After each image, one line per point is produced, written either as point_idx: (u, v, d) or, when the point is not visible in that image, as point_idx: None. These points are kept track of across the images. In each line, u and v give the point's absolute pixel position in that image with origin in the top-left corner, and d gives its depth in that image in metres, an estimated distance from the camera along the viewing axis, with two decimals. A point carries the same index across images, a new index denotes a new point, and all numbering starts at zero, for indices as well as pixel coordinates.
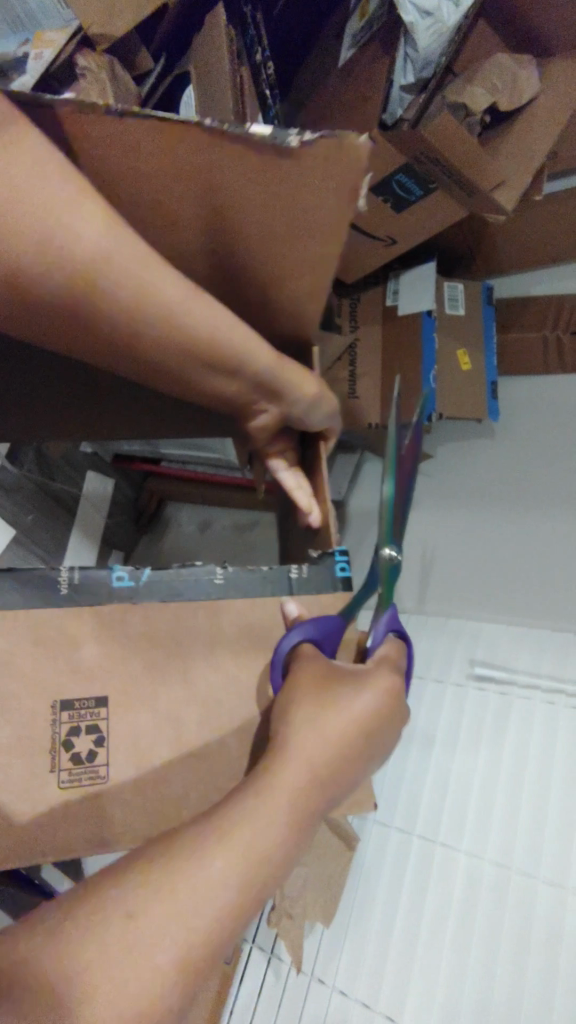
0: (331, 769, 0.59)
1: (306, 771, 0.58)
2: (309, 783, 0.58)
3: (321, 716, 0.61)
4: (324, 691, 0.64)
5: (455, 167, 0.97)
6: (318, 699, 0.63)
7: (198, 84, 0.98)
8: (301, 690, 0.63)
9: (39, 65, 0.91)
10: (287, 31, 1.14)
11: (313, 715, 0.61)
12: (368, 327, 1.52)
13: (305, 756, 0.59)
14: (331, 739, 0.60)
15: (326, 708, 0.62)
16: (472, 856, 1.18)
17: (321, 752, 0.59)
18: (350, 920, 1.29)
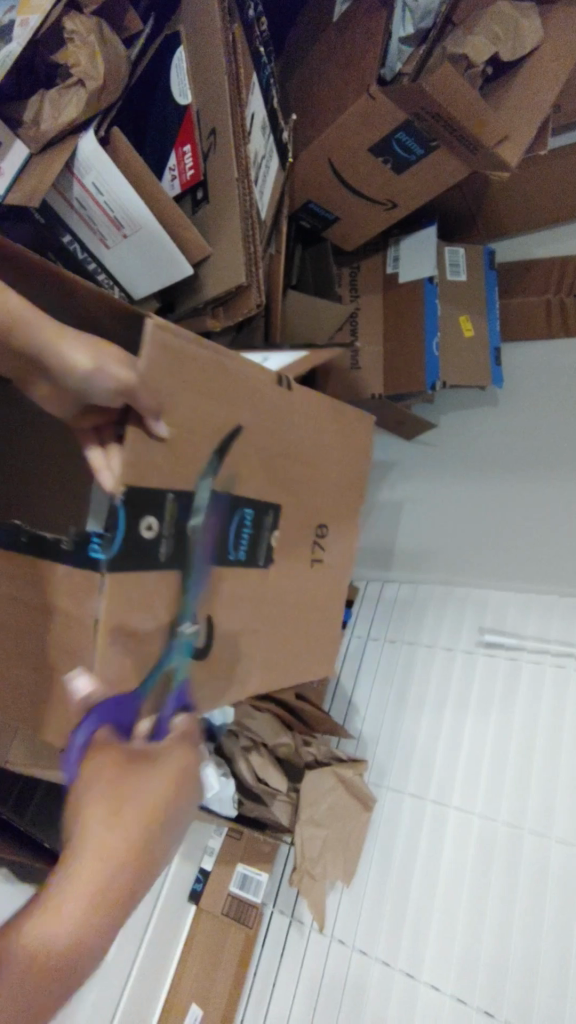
0: (115, 890, 0.51)
1: (88, 896, 0.50)
2: (95, 890, 0.50)
3: (108, 820, 0.53)
4: (115, 803, 0.53)
5: (457, 121, 0.94)
6: (108, 796, 0.54)
7: (191, 45, 0.96)
8: (88, 804, 0.53)
9: (26, 34, 0.86)
10: None
11: (100, 830, 0.52)
12: (370, 295, 1.49)
13: (99, 859, 0.51)
14: (114, 843, 0.52)
15: (120, 818, 0.53)
16: (486, 818, 1.20)
17: (112, 857, 0.51)
18: (369, 884, 1.32)
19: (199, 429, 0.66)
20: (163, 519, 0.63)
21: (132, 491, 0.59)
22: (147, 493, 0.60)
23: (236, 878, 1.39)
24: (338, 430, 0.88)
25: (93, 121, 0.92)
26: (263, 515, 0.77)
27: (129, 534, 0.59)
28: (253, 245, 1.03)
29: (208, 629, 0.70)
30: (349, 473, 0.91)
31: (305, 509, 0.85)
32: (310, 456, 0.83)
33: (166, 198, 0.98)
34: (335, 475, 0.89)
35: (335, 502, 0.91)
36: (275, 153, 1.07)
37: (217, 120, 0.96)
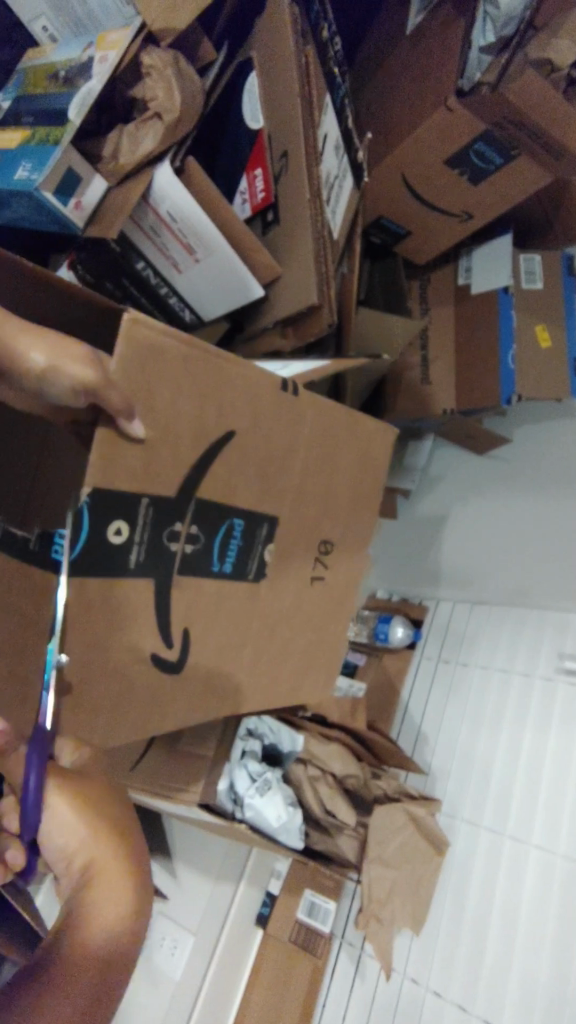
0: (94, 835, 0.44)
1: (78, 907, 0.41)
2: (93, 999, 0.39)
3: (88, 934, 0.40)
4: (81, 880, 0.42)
5: (540, 129, 0.91)
6: (115, 886, 0.42)
7: (264, 72, 0.96)
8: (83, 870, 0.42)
9: (104, 69, 0.88)
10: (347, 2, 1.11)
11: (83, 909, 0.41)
12: (441, 308, 1.45)
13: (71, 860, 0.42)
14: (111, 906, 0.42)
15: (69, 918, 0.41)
16: (570, 859, 1.12)
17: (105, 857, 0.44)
18: (442, 921, 1.26)
19: (191, 426, 0.67)
20: (135, 525, 0.64)
21: (98, 491, 0.60)
22: (117, 498, 0.62)
23: (303, 904, 1.38)
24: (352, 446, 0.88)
25: (169, 153, 0.94)
26: (257, 527, 0.77)
27: (93, 535, 0.61)
28: (324, 264, 1.01)
29: (184, 638, 0.71)
30: (367, 492, 0.92)
31: (314, 523, 0.85)
32: (323, 471, 0.84)
33: (238, 222, 0.98)
34: (344, 492, 0.88)
35: (348, 517, 0.90)
36: (350, 173, 1.05)
37: (289, 143, 0.95)
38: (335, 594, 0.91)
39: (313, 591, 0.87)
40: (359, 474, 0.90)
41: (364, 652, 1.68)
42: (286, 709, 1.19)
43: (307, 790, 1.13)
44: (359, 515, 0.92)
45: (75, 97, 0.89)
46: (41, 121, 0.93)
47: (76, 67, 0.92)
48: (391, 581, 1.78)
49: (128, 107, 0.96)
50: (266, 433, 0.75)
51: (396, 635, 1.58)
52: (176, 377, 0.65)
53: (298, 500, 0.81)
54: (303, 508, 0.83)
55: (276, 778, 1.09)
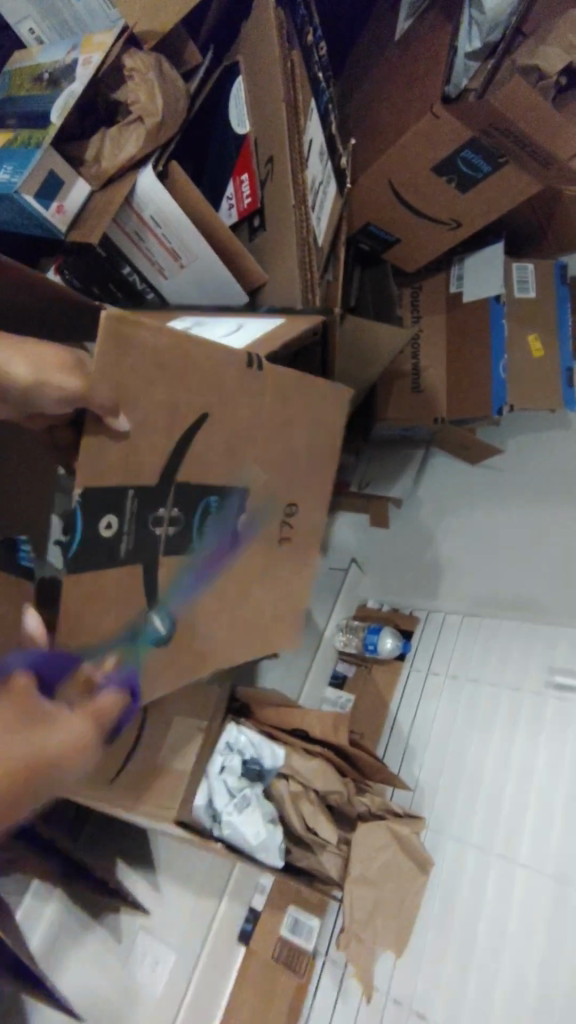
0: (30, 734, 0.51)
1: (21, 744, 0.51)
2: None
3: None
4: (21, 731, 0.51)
5: (527, 136, 0.90)
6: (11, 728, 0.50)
7: (248, 77, 0.94)
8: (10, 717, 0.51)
9: (86, 71, 0.87)
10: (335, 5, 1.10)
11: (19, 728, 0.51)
12: (432, 315, 1.44)
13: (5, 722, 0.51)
14: (17, 772, 0.47)
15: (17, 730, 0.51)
16: (558, 880, 1.09)
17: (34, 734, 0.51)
18: (427, 940, 1.24)
19: (158, 435, 0.65)
20: (124, 517, 0.63)
21: (88, 491, 0.59)
22: (108, 491, 0.61)
23: (287, 920, 1.36)
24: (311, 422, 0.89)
25: (152, 157, 0.92)
26: (228, 500, 0.78)
27: (88, 536, 0.60)
28: (310, 270, 0.99)
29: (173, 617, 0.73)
30: (323, 470, 0.94)
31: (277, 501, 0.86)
32: (285, 444, 0.85)
33: (223, 227, 0.96)
34: (304, 469, 0.90)
35: (306, 496, 0.91)
36: (333, 180, 1.04)
37: (274, 148, 0.94)
38: (292, 579, 0.92)
39: (279, 574, 0.88)
40: (317, 454, 0.91)
41: (352, 663, 1.66)
42: (268, 722, 1.17)
43: (288, 806, 1.11)
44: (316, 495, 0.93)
45: (57, 100, 0.88)
46: (23, 123, 0.91)
47: (59, 69, 0.91)
48: (380, 590, 1.75)
49: (111, 110, 0.94)
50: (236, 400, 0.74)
51: (384, 647, 1.56)
52: (146, 384, 0.63)
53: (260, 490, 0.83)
54: (266, 484, 0.83)
55: (255, 795, 1.08)
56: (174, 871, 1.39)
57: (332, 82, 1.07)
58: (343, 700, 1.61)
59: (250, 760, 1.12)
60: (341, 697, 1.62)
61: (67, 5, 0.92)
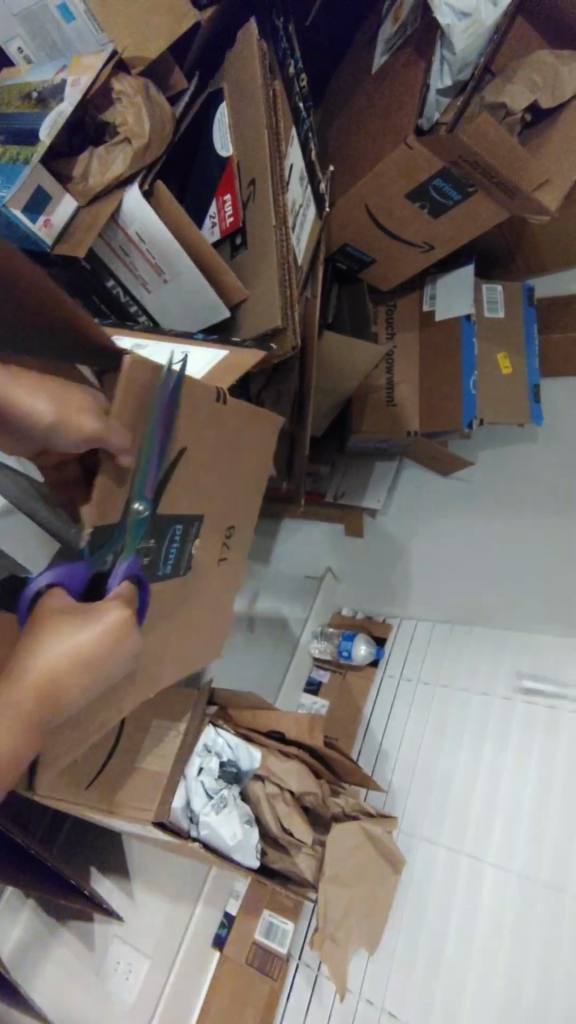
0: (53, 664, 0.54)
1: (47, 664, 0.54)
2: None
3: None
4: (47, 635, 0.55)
5: (494, 170, 0.96)
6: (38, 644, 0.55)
7: (232, 104, 0.99)
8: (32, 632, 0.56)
9: (76, 91, 0.90)
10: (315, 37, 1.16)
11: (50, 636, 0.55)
12: (405, 332, 1.49)
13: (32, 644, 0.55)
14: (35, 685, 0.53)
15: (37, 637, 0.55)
16: (525, 876, 1.14)
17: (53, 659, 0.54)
18: (399, 940, 1.27)
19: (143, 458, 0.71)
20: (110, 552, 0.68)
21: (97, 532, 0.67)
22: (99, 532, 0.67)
23: (261, 926, 1.37)
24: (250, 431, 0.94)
25: (138, 176, 0.95)
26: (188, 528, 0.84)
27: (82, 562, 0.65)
28: (289, 288, 1.04)
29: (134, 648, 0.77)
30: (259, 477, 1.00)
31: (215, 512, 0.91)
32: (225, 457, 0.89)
33: (206, 244, 0.99)
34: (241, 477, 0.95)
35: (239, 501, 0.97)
36: (312, 202, 1.09)
37: (256, 172, 0.98)
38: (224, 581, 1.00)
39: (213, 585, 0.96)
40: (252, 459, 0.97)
41: (328, 669, 1.69)
42: (245, 727, 1.19)
43: (264, 809, 1.13)
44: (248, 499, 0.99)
45: (46, 117, 0.90)
46: (13, 139, 0.94)
47: (49, 88, 0.94)
48: (354, 598, 1.78)
49: (98, 128, 0.97)
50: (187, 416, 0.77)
51: (358, 653, 1.59)
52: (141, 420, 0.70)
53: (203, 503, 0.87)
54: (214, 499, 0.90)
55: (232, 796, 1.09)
56: (147, 877, 1.40)
57: (311, 109, 1.11)
58: (318, 704, 1.65)
59: (227, 762, 1.13)
60: (316, 702, 1.65)
61: (58, 27, 0.95)
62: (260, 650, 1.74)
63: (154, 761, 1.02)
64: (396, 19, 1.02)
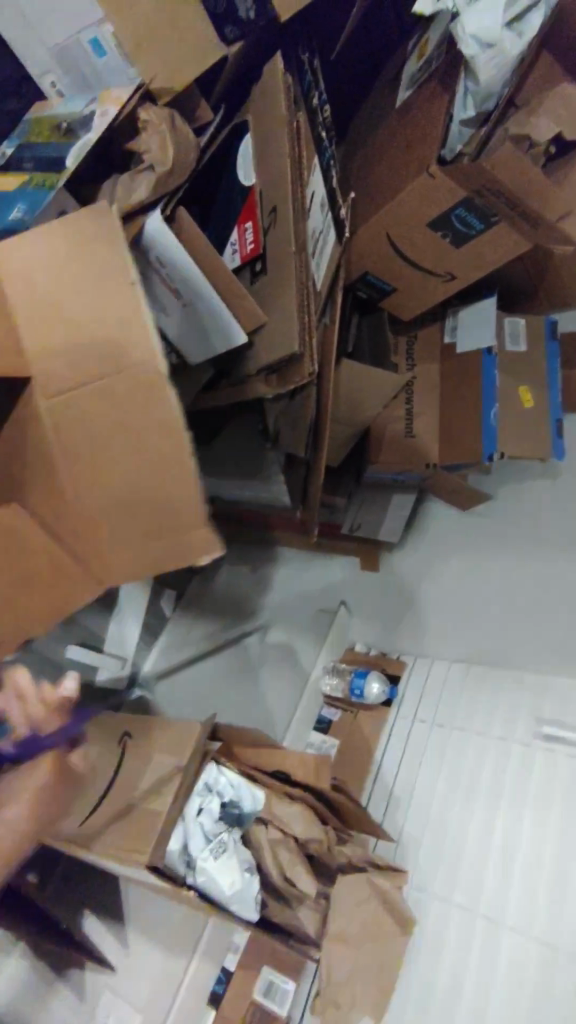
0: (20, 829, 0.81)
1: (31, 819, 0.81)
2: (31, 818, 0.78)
3: None
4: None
5: (519, 199, 0.95)
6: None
7: (256, 135, 1.00)
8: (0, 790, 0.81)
9: (103, 122, 0.92)
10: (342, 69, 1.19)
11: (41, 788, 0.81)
12: (425, 364, 1.47)
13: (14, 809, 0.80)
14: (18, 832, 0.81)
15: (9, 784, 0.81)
16: (545, 944, 1.05)
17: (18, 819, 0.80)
18: (408, 1007, 1.17)
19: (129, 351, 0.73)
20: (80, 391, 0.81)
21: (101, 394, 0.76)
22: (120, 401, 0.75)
23: (260, 984, 1.25)
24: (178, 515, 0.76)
25: (161, 201, 0.96)
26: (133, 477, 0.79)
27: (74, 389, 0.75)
28: (308, 314, 1.03)
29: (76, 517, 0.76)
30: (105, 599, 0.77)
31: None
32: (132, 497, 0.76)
33: (224, 271, 1.00)
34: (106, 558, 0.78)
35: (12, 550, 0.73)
36: (333, 228, 1.09)
37: (278, 199, 0.98)
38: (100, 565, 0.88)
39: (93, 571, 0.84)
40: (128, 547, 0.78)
41: (339, 708, 1.61)
42: (249, 764, 1.12)
43: (266, 855, 1.06)
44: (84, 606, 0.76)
45: (72, 147, 0.92)
46: (38, 166, 0.95)
47: (77, 120, 0.96)
48: (370, 633, 1.73)
49: (124, 156, 0.98)
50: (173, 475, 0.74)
51: (371, 691, 1.53)
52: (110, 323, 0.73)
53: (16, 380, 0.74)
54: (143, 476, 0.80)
55: (233, 841, 1.03)
56: (143, 928, 1.31)
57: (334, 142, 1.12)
58: (327, 745, 1.56)
59: (229, 803, 1.05)
60: (326, 742, 1.57)
61: (88, 62, 0.97)
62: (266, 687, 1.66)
63: (151, 799, 0.96)
64: (420, 56, 1.03)
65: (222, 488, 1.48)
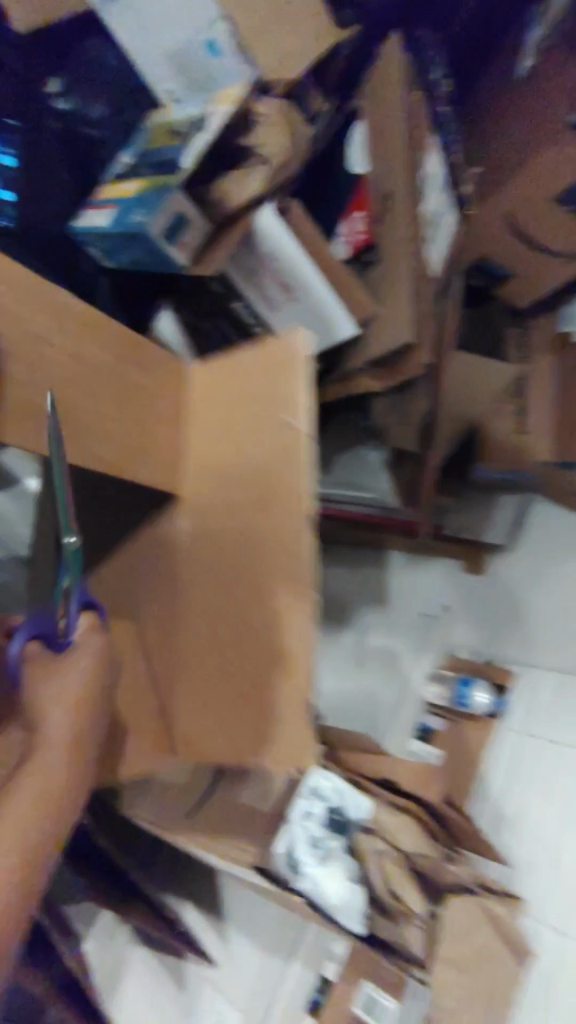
0: None
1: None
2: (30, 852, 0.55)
3: None
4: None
5: None
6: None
7: (370, 122, 0.98)
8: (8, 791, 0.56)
9: (219, 120, 0.92)
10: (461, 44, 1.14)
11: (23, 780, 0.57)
12: (543, 357, 1.36)
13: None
14: None
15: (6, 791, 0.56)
16: None
17: None
18: None
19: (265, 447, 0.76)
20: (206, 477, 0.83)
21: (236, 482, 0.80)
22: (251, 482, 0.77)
23: (361, 998, 1.17)
24: (239, 714, 0.76)
25: (274, 194, 0.97)
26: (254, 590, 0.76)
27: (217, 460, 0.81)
28: (423, 306, 1.00)
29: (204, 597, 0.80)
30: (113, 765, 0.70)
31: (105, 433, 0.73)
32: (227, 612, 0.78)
33: (335, 264, 0.99)
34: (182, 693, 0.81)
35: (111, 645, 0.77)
36: (453, 207, 1.05)
37: (393, 187, 0.95)
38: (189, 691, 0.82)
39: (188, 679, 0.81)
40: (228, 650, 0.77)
41: (442, 717, 1.53)
42: (355, 771, 1.09)
43: (373, 871, 1.02)
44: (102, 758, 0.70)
45: (188, 148, 0.93)
46: (155, 170, 0.97)
47: (193, 122, 0.96)
48: (475, 640, 1.63)
49: (237, 153, 0.98)
50: (258, 674, 0.74)
51: (477, 701, 1.47)
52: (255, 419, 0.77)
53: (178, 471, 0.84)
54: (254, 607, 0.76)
55: (341, 851, 1.00)
56: (241, 924, 1.32)
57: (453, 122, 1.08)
58: (432, 754, 1.49)
59: (335, 810, 1.02)
60: (431, 753, 1.49)
61: (204, 66, 0.97)
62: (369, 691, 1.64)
63: None
64: (548, 21, 0.97)
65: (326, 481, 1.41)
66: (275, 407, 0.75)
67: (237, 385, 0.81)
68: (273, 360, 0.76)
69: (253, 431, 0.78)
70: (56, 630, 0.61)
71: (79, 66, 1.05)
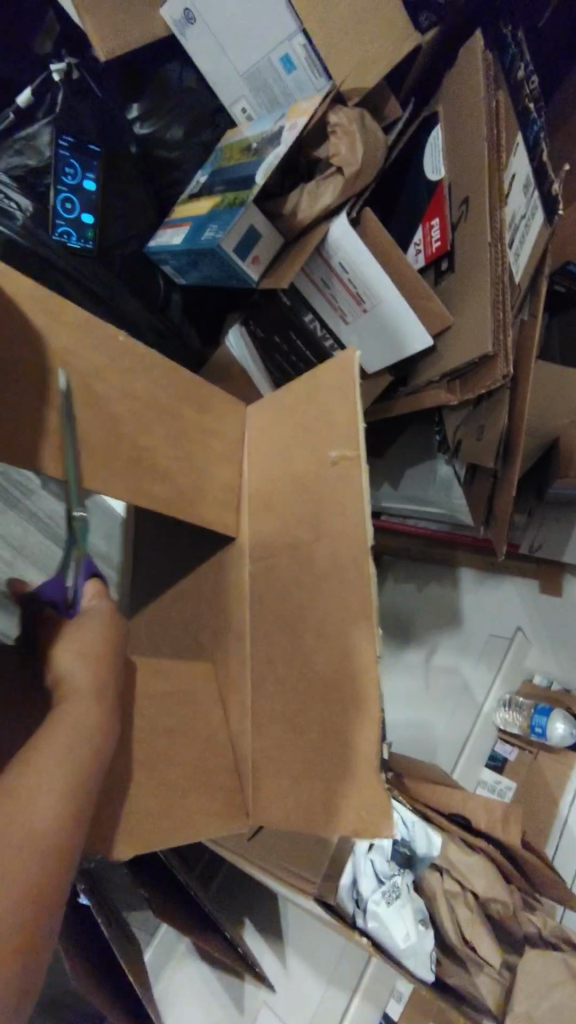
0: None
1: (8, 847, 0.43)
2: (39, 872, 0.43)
3: None
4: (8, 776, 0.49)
5: None
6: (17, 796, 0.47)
7: (447, 126, 0.94)
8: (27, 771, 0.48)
9: (292, 133, 0.92)
10: (544, 38, 1.08)
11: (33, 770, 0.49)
12: None
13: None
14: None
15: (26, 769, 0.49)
16: None
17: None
18: None
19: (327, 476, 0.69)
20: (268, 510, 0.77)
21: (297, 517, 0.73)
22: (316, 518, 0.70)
23: None
24: (287, 796, 0.68)
25: (346, 205, 0.95)
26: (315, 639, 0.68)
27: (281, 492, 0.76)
28: (502, 309, 0.93)
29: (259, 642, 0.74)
30: (153, 837, 0.64)
31: (160, 460, 0.72)
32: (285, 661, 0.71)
33: (410, 269, 0.96)
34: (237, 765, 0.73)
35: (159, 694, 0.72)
36: (540, 208, 0.99)
37: (471, 190, 0.91)
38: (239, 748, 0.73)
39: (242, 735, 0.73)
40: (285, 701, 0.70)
41: (515, 747, 1.47)
42: (423, 802, 1.04)
43: (441, 909, 0.99)
44: (140, 825, 0.63)
45: (262, 163, 0.92)
46: (229, 186, 0.97)
47: (266, 138, 0.97)
48: (551, 666, 1.53)
49: (310, 165, 0.98)
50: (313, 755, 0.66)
51: (554, 733, 1.34)
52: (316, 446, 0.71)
53: (236, 513, 0.80)
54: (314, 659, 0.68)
55: (406, 885, 0.96)
56: (300, 957, 1.27)
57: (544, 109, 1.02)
58: (501, 785, 1.44)
59: (400, 842, 0.98)
60: (502, 784, 1.44)
61: (279, 81, 1.01)
62: (438, 709, 1.57)
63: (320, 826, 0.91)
64: None
65: (394, 500, 1.41)
66: (327, 449, 0.69)
67: (289, 425, 0.75)
68: (327, 398, 0.70)
69: (307, 475, 0.72)
70: (64, 597, 0.69)
71: (157, 86, 1.06)
